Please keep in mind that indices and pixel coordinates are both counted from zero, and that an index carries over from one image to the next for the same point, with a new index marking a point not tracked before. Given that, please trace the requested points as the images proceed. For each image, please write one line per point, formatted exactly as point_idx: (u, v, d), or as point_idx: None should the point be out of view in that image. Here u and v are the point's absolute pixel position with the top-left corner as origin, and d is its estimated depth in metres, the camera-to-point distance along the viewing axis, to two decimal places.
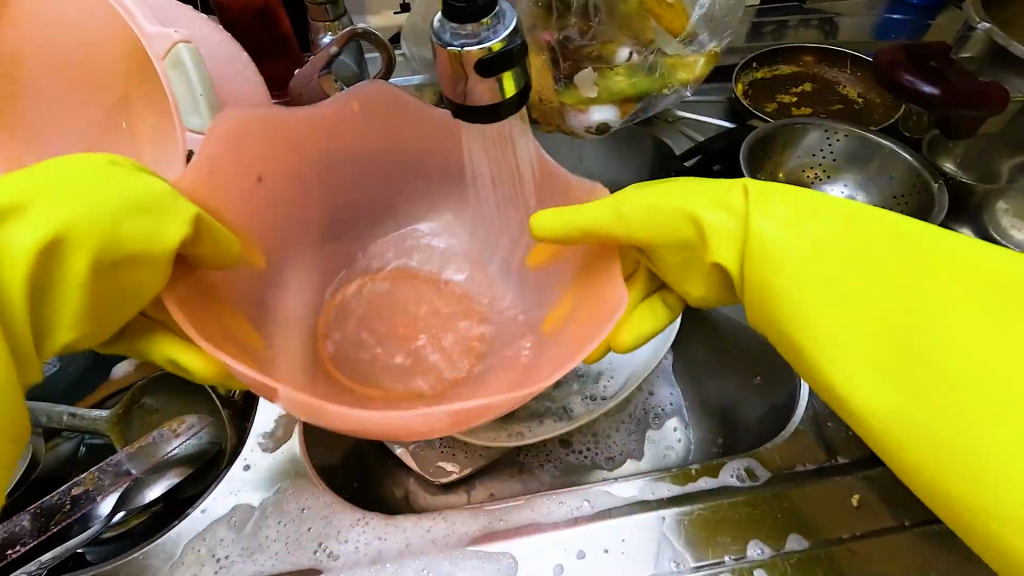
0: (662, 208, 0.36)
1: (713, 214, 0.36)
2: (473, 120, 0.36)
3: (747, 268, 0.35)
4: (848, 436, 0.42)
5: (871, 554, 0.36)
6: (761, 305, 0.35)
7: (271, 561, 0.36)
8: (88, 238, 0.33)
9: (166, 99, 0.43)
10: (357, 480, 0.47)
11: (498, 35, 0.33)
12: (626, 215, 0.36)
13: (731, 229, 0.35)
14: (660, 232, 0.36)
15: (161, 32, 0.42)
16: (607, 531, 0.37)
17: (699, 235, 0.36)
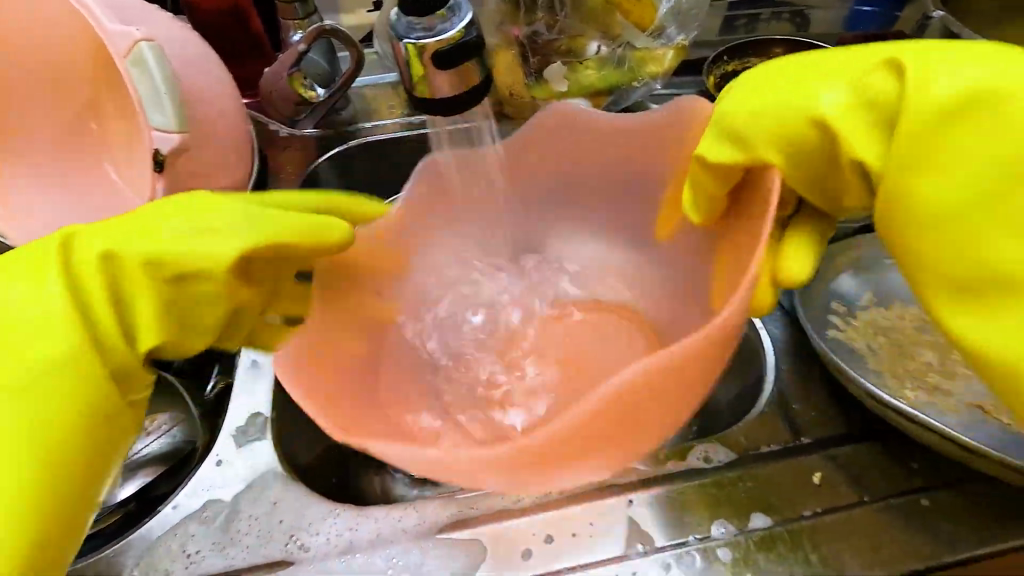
0: (792, 102, 0.35)
1: (831, 96, 0.34)
2: (433, 112, 0.37)
3: (892, 161, 0.33)
4: (813, 417, 0.43)
5: (833, 530, 0.36)
6: (900, 198, 0.33)
7: (242, 554, 0.37)
8: (139, 260, 0.36)
9: (129, 97, 0.43)
10: (336, 476, 0.48)
11: (454, 27, 0.34)
12: (737, 127, 0.36)
13: (850, 109, 0.34)
14: (798, 133, 0.34)
15: (123, 30, 0.42)
16: (574, 516, 0.37)
17: (803, 126, 0.34)
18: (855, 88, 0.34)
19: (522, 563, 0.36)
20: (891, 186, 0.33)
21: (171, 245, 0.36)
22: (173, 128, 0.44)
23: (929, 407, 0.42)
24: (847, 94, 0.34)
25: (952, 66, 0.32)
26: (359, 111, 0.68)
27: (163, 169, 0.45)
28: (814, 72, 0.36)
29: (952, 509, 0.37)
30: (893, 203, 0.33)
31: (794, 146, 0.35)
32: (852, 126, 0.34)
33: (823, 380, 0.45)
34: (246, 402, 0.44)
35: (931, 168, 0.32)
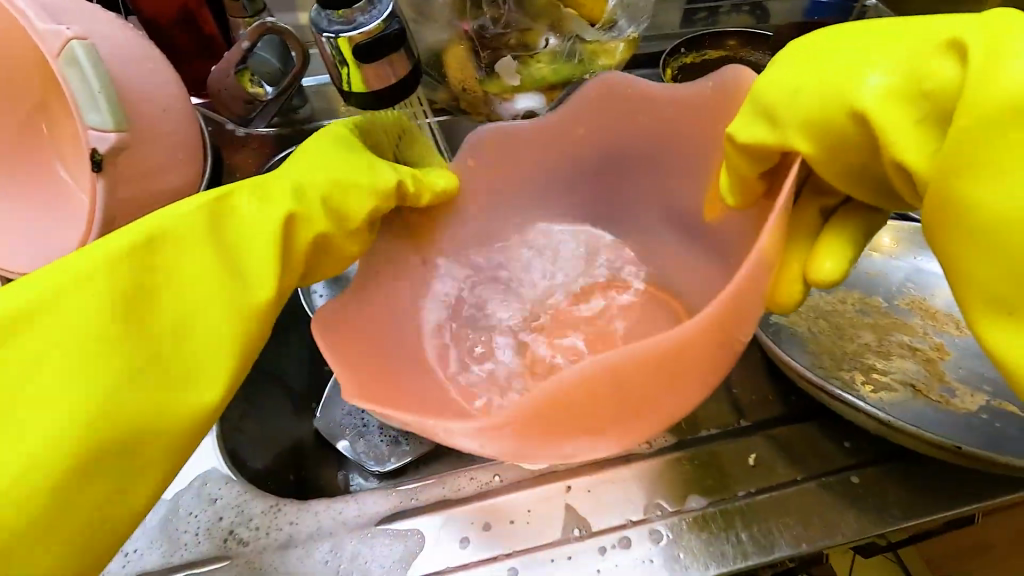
0: (836, 79, 0.31)
1: (874, 77, 0.30)
2: (362, 104, 0.37)
3: (937, 154, 0.28)
4: (754, 400, 0.45)
5: (766, 509, 0.37)
6: (937, 202, 0.28)
7: (180, 551, 0.37)
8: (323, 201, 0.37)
9: (63, 96, 0.43)
10: (293, 474, 0.48)
11: (374, 19, 0.34)
12: (775, 107, 0.33)
13: (897, 89, 0.29)
14: (833, 116, 0.31)
15: (53, 29, 0.42)
16: (513, 503, 0.38)
17: (840, 110, 0.31)
18: (908, 65, 0.29)
19: (460, 550, 0.36)
20: (933, 182, 0.28)
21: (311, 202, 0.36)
22: (110, 127, 0.44)
23: (866, 388, 0.44)
24: (893, 72, 0.30)
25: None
26: (317, 109, 0.68)
27: (101, 169, 0.45)
28: (877, 41, 0.31)
29: (881, 484, 0.38)
30: (945, 205, 0.28)
31: (828, 135, 0.31)
32: (892, 111, 0.29)
33: (764, 363, 0.46)
34: None
35: (987, 165, 0.26)
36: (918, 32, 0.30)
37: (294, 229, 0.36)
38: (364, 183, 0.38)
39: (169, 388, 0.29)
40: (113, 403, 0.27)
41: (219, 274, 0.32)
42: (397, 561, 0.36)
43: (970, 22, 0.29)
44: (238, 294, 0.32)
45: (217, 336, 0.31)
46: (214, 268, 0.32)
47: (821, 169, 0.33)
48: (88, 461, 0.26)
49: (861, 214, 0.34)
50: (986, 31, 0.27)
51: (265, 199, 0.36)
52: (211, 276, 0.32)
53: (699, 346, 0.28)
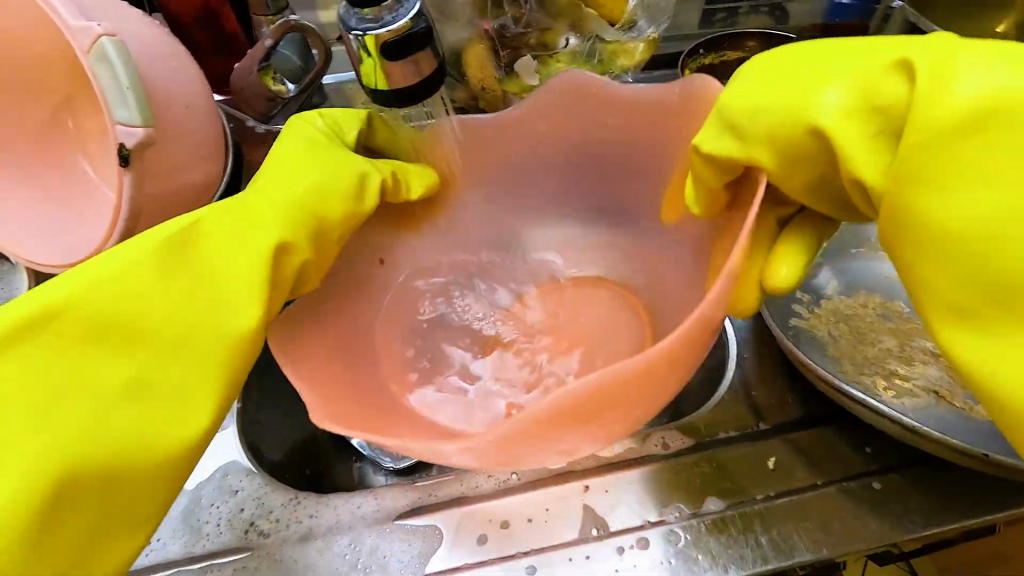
0: (799, 94, 0.31)
1: (833, 94, 0.30)
2: (385, 102, 0.38)
3: (896, 170, 0.28)
4: (772, 403, 0.44)
5: (786, 513, 0.37)
6: (898, 217, 0.28)
7: (202, 541, 0.37)
8: (308, 212, 0.36)
9: (93, 92, 0.43)
10: (309, 468, 0.48)
11: (401, 18, 0.34)
12: (738, 118, 0.33)
13: (854, 105, 0.30)
14: (795, 130, 0.31)
15: (85, 26, 0.43)
16: (531, 502, 0.38)
17: (800, 124, 0.31)
18: (864, 82, 0.29)
19: (477, 547, 0.36)
20: (889, 197, 0.29)
21: (296, 216, 0.36)
22: (137, 123, 0.44)
23: (887, 392, 0.43)
24: (849, 89, 0.30)
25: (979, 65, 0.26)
26: (335, 107, 0.68)
27: (128, 164, 0.45)
28: (834, 58, 0.31)
29: (902, 490, 0.37)
30: (901, 219, 0.28)
31: (789, 150, 0.31)
32: (851, 127, 0.29)
33: (782, 366, 0.46)
34: None
35: (941, 182, 0.27)
36: (871, 52, 0.30)
37: (288, 251, 0.35)
38: (346, 207, 0.38)
39: (151, 436, 0.28)
40: (82, 439, 0.26)
41: (207, 307, 0.31)
42: (415, 556, 0.36)
43: (917, 43, 0.29)
44: (226, 331, 0.31)
45: (203, 374, 0.30)
46: (205, 301, 0.31)
47: (783, 183, 0.33)
48: (54, 497, 0.26)
49: (815, 225, 0.34)
50: (934, 52, 0.28)
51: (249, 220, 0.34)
52: (199, 310, 0.31)
53: (661, 371, 0.28)
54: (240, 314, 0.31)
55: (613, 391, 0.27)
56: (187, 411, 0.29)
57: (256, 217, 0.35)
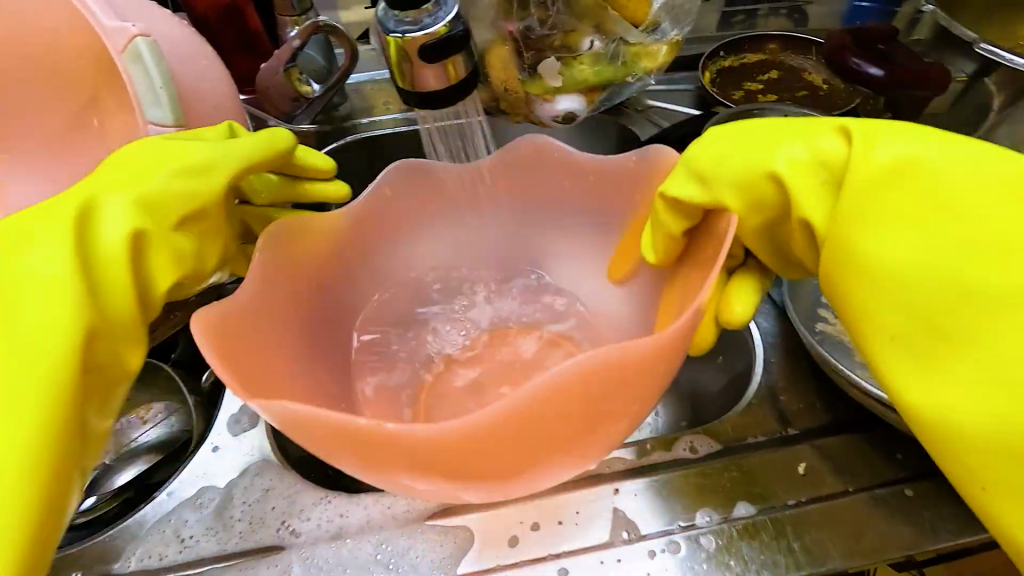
0: (762, 148, 0.37)
1: (784, 157, 0.35)
2: (418, 104, 0.38)
3: (836, 225, 0.34)
4: (800, 408, 0.43)
5: (817, 519, 0.37)
6: (840, 265, 0.34)
7: (235, 539, 0.38)
8: (152, 217, 0.38)
9: (126, 91, 0.44)
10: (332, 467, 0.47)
11: (440, 21, 0.34)
12: (714, 164, 0.37)
13: (804, 162, 0.36)
14: (765, 180, 0.36)
15: (120, 27, 0.43)
16: (561, 504, 0.38)
17: (769, 172, 0.36)
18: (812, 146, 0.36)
19: (508, 549, 0.36)
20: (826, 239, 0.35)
21: (139, 217, 0.37)
22: (169, 122, 0.45)
23: None
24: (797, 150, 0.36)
25: (898, 143, 0.34)
26: (356, 107, 0.69)
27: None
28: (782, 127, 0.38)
29: (933, 497, 0.37)
30: (844, 265, 0.34)
31: (754, 197, 0.36)
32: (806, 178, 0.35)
33: (810, 370, 0.46)
34: (240, 390, 0.45)
35: (875, 233, 0.33)
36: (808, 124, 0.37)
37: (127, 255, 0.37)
38: (181, 191, 0.39)
39: None
40: None
41: (19, 337, 0.34)
42: (447, 557, 0.36)
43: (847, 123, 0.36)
44: (54, 348, 0.33)
45: (41, 395, 0.32)
46: (18, 327, 0.34)
47: (744, 226, 0.38)
48: None
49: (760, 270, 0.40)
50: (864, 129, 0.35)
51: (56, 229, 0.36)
52: (27, 337, 0.33)
53: (533, 413, 0.28)
54: (47, 331, 0.33)
55: (498, 427, 0.28)
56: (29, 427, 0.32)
57: (69, 231, 0.36)
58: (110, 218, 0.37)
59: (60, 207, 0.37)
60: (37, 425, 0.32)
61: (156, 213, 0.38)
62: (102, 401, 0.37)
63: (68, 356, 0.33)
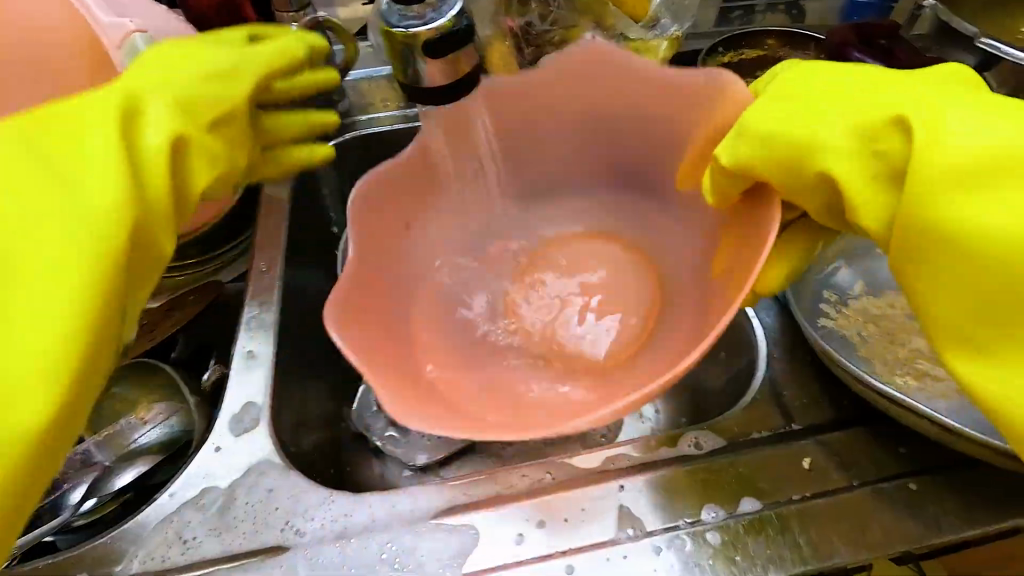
0: (801, 109, 0.36)
1: (830, 135, 0.35)
2: (422, 101, 0.37)
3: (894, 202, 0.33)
4: (804, 404, 0.44)
5: (822, 513, 0.37)
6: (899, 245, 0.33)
7: (238, 540, 0.37)
8: (193, 129, 0.40)
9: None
10: (332, 468, 0.52)
11: (444, 16, 0.34)
12: (752, 122, 0.37)
13: (840, 121, 0.35)
14: (804, 140, 0.35)
15: (116, 21, 0.43)
16: (566, 501, 0.38)
17: (805, 132, 0.36)
18: (848, 106, 0.36)
19: (515, 547, 0.36)
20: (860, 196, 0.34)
21: (178, 119, 0.39)
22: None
23: (919, 392, 0.43)
24: (831, 109, 0.36)
25: (945, 104, 0.33)
26: (354, 104, 0.68)
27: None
28: (821, 87, 0.37)
29: (937, 493, 0.38)
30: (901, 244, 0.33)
31: (798, 176, 0.36)
32: (841, 137, 0.35)
33: (813, 365, 0.46)
34: (241, 391, 0.44)
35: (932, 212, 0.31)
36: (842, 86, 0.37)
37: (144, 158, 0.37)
38: (213, 93, 0.41)
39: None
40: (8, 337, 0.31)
41: (51, 223, 0.33)
42: (453, 555, 0.36)
43: (893, 83, 0.36)
44: (86, 249, 0.33)
45: (52, 288, 0.32)
46: (48, 221, 0.33)
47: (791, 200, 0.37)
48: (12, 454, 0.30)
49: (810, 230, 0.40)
50: (903, 91, 0.35)
51: (92, 136, 0.36)
52: (53, 231, 0.33)
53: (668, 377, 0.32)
54: (87, 238, 0.33)
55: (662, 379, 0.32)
56: (53, 284, 0.32)
57: (99, 135, 0.36)
58: (111, 129, 0.36)
59: (102, 101, 0.38)
60: (69, 318, 0.32)
61: (181, 116, 0.39)
62: (142, 280, 0.38)
63: (103, 257, 0.33)
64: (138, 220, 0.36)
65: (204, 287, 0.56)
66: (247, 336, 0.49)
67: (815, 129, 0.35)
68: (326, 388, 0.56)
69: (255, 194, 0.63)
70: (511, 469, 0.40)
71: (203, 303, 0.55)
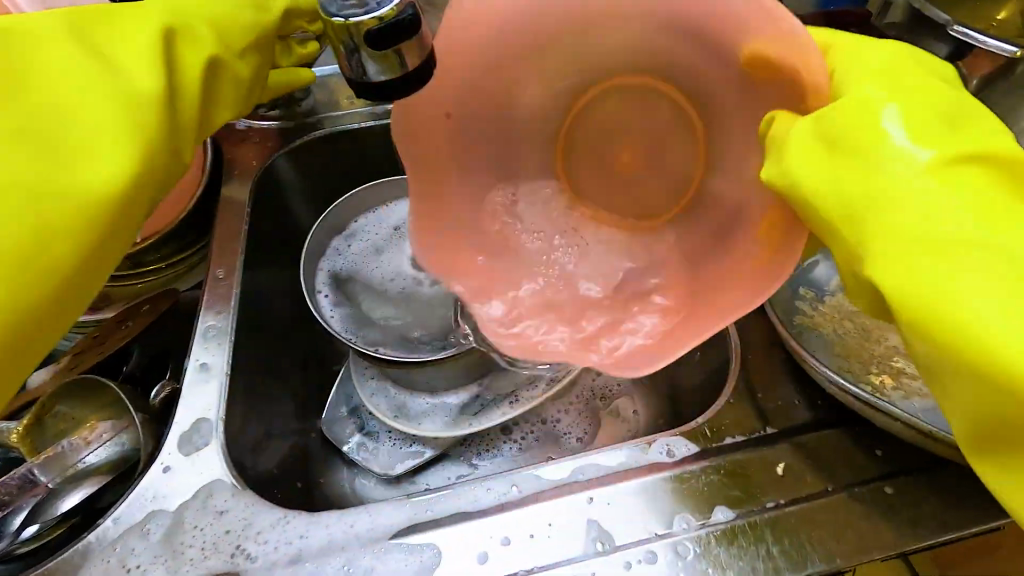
0: (846, 152, 0.31)
1: (824, 200, 0.32)
2: (368, 96, 0.35)
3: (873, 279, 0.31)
4: (778, 406, 0.42)
5: (796, 522, 0.36)
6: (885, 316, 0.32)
7: (187, 567, 0.36)
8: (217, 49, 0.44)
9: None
10: (300, 481, 0.50)
11: (387, 4, 0.32)
12: (785, 140, 0.33)
13: (875, 193, 0.30)
14: (827, 194, 0.31)
15: None
16: (532, 515, 0.36)
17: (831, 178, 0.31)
18: (905, 178, 0.30)
19: (477, 566, 0.34)
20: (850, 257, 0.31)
21: (214, 46, 0.44)
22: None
23: (895, 392, 0.42)
24: (877, 171, 0.30)
25: (954, 202, 0.29)
26: (319, 102, 0.65)
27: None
28: (888, 140, 0.31)
29: (912, 497, 0.36)
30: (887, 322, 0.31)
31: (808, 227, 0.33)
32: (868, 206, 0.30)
33: (787, 365, 0.45)
34: (193, 408, 0.42)
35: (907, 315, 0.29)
36: (923, 151, 0.30)
37: (167, 47, 0.41)
38: (246, 17, 0.46)
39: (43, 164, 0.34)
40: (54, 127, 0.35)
41: (91, 101, 0.36)
42: None
43: (930, 149, 0.30)
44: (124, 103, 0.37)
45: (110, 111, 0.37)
46: (83, 96, 0.36)
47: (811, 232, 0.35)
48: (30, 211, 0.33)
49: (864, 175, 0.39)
50: (963, 193, 0.29)
51: (125, 44, 0.39)
52: (102, 88, 0.37)
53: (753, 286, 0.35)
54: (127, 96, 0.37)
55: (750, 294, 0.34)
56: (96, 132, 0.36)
57: (136, 32, 0.40)
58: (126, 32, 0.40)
59: (146, 9, 0.42)
60: (114, 192, 0.36)
61: (211, 39, 0.44)
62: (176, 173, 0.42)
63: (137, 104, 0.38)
64: (170, 128, 0.40)
65: (159, 296, 0.53)
66: (200, 347, 0.46)
67: (849, 184, 0.31)
68: (291, 399, 0.54)
69: (216, 198, 0.61)
70: (478, 480, 0.38)
71: (156, 313, 0.52)
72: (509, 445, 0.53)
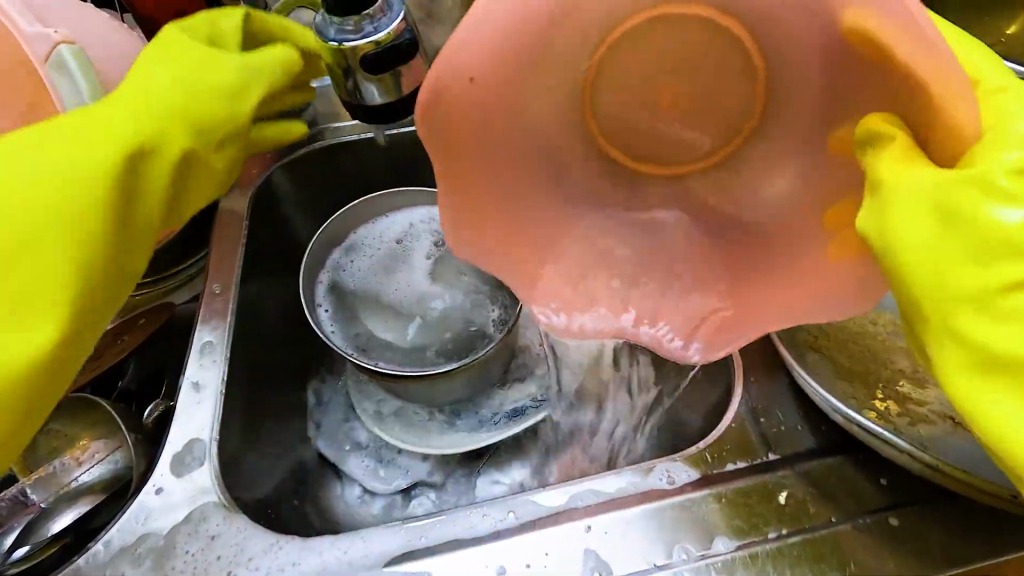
0: (945, 228, 0.29)
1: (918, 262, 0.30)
2: (365, 115, 0.35)
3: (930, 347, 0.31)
4: (781, 431, 0.41)
5: (799, 554, 0.35)
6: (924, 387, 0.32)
7: None
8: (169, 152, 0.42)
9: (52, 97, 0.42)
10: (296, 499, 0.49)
11: (384, 29, 0.32)
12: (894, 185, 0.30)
13: (961, 274, 0.29)
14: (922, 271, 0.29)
15: (40, 31, 0.39)
16: (529, 545, 0.35)
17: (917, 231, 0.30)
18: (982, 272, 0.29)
19: None
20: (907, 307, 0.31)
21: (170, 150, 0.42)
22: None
23: (900, 418, 0.42)
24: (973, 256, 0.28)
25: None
26: (321, 113, 0.65)
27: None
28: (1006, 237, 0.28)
29: (920, 529, 0.36)
30: None
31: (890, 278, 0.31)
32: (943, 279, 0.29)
33: (791, 388, 0.44)
34: (186, 427, 0.41)
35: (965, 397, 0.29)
36: None
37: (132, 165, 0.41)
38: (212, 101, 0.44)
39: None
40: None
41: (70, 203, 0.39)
42: None
43: None
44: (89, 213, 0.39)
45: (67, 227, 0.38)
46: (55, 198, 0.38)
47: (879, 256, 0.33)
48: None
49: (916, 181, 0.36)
50: None
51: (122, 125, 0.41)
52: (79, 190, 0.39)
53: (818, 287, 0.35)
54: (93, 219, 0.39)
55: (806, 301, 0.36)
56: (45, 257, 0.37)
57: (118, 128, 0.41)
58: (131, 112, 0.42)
59: (105, 122, 0.40)
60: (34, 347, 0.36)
61: (184, 132, 0.43)
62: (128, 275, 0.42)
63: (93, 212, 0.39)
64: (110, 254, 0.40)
65: (154, 309, 0.53)
66: (195, 363, 0.46)
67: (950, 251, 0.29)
68: (288, 414, 0.53)
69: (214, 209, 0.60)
70: (475, 506, 0.38)
71: (152, 327, 0.52)
72: (507, 464, 0.53)
